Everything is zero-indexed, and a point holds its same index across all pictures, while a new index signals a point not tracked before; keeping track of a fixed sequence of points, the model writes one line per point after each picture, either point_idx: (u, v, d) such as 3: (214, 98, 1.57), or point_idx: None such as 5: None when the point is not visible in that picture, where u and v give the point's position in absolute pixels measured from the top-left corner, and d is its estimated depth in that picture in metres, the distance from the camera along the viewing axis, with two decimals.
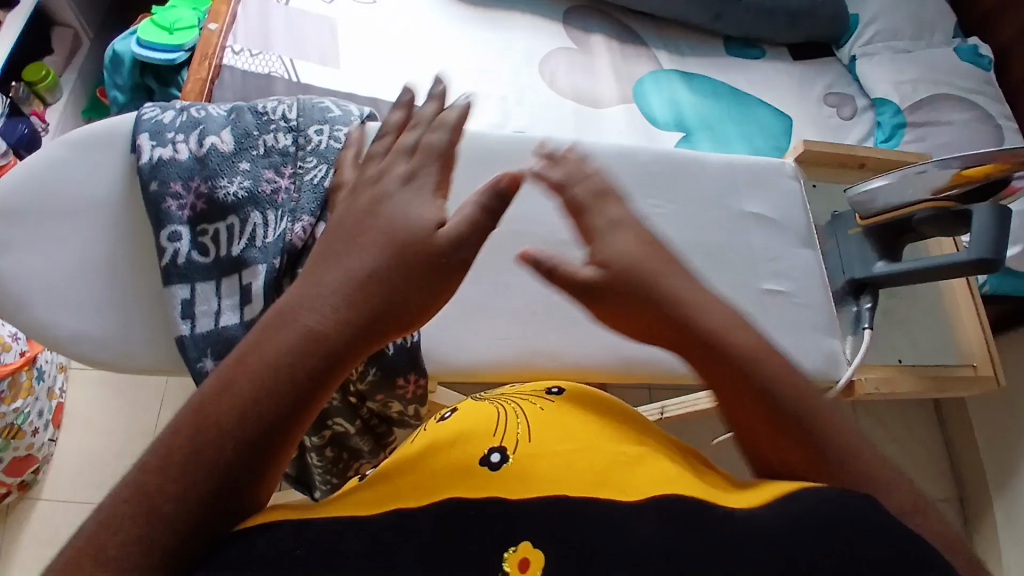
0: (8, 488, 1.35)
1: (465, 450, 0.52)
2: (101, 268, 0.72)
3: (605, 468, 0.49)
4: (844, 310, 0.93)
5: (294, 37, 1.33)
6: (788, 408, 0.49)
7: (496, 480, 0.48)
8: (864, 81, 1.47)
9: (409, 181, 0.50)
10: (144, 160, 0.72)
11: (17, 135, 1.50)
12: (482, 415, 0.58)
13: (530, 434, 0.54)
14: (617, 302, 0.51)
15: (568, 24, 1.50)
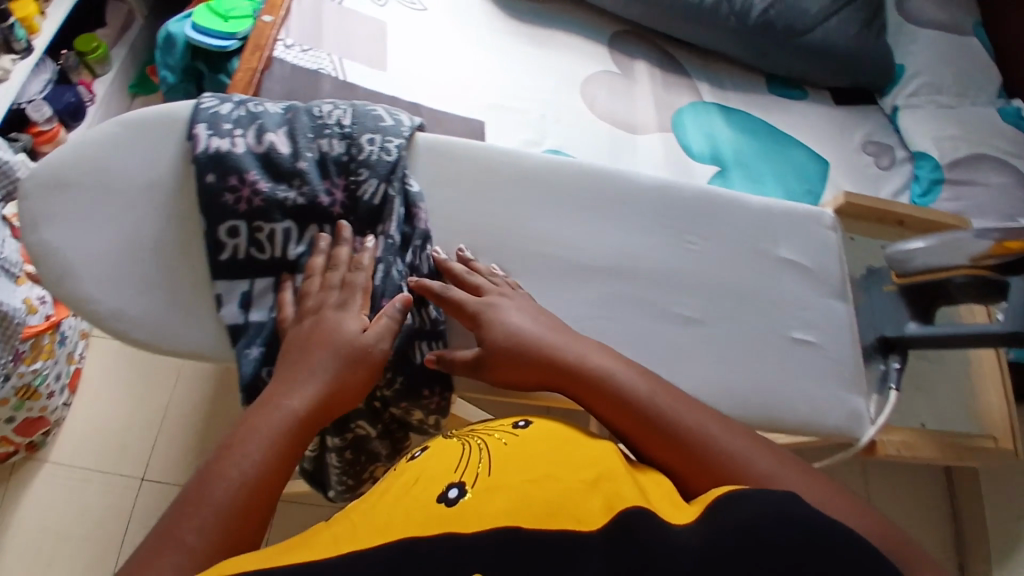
0: (17, 447, 1.37)
1: (427, 488, 0.57)
2: (142, 250, 0.73)
3: (555, 497, 0.54)
4: (871, 368, 0.94)
5: (344, 37, 1.35)
6: (687, 437, 0.63)
7: (451, 514, 0.52)
8: (905, 133, 1.46)
9: (341, 305, 0.70)
10: (201, 149, 0.73)
11: (62, 104, 1.54)
12: (447, 455, 0.63)
13: (490, 470, 0.58)
14: (503, 364, 0.72)
15: (612, 48, 1.51)
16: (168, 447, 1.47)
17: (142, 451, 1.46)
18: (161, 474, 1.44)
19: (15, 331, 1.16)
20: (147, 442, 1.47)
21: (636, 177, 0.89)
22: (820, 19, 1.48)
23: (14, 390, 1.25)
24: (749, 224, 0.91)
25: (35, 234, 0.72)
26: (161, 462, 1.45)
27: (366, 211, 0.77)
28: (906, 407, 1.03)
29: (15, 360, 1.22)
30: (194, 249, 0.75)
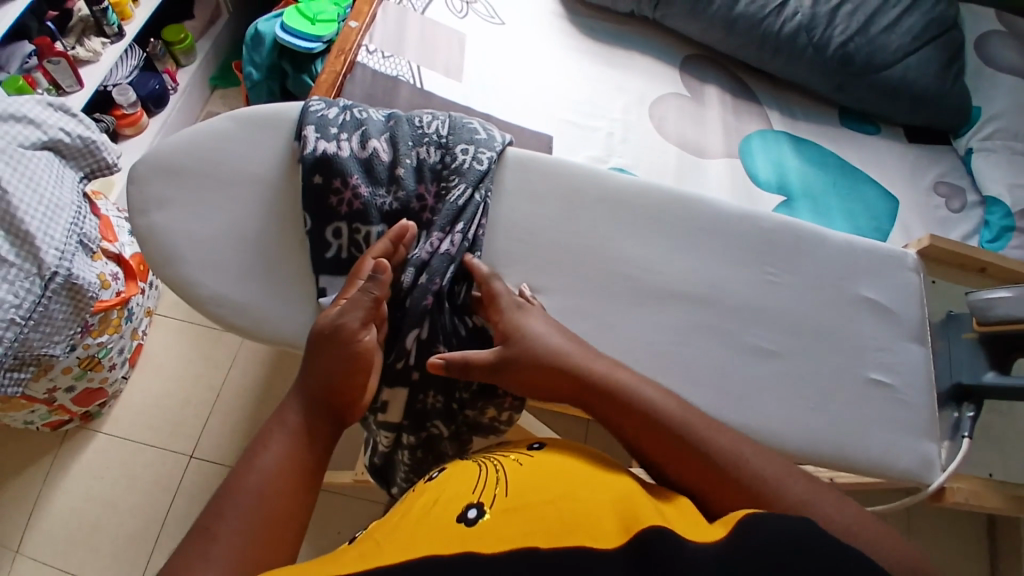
0: (72, 416, 1.45)
1: (447, 508, 0.60)
2: (243, 238, 0.78)
3: (568, 519, 0.56)
4: (944, 415, 0.91)
5: (424, 46, 1.40)
6: (721, 465, 0.65)
7: (469, 532, 0.56)
8: (977, 177, 1.43)
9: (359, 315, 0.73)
10: (309, 150, 0.77)
11: (148, 89, 1.61)
12: (465, 477, 0.67)
13: (507, 492, 0.62)
14: (520, 366, 0.74)
15: (683, 71, 1.52)
16: (221, 427, 1.52)
17: (194, 428, 1.52)
18: (210, 453, 1.50)
19: (84, 303, 1.21)
20: (200, 419, 1.53)
21: (716, 203, 0.90)
22: (899, 55, 1.46)
23: (76, 359, 1.31)
24: (829, 260, 0.90)
25: (146, 217, 0.78)
26: (211, 441, 1.51)
27: (456, 218, 0.80)
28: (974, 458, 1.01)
29: (82, 332, 1.27)
30: (290, 245, 0.79)
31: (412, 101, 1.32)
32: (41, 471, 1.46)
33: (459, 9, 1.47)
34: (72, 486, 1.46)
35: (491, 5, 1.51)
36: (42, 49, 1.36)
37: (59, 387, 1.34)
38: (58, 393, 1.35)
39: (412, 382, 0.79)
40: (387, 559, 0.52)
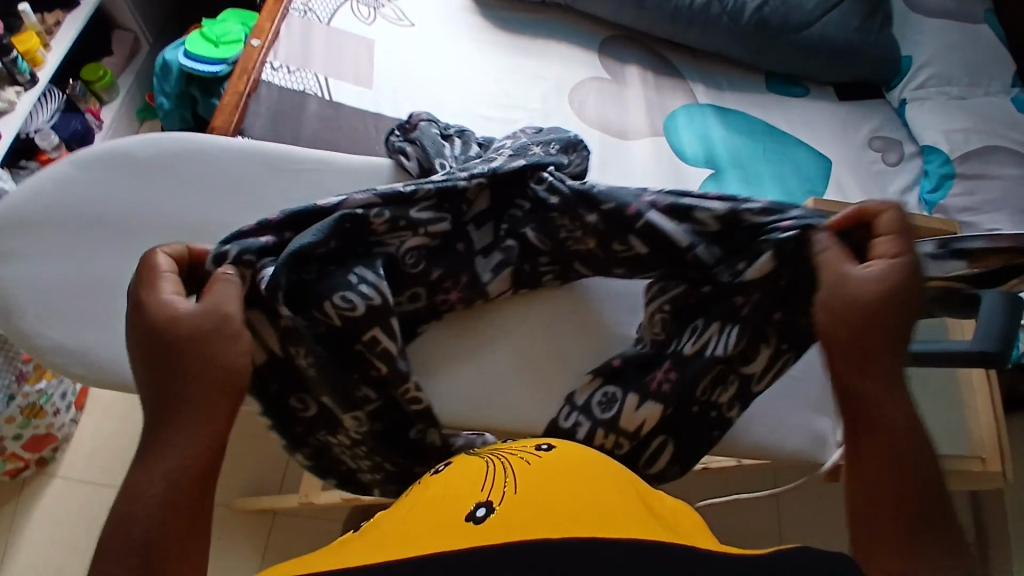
0: (26, 463, 1.35)
1: (456, 507, 0.57)
2: (98, 284, 0.68)
3: (578, 525, 0.53)
4: (837, 387, 0.83)
5: (330, 56, 1.37)
6: (911, 478, 0.56)
7: (474, 532, 0.53)
8: (912, 126, 1.39)
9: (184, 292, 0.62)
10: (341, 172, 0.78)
11: (70, 130, 1.54)
12: (472, 472, 0.62)
13: (516, 487, 0.58)
14: (851, 305, 0.61)
15: (602, 53, 1.48)
16: None
17: None
18: None
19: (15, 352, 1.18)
20: None
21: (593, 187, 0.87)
22: (818, 13, 1.42)
23: (19, 408, 1.23)
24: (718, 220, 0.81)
25: None
26: None
27: (574, 212, 0.78)
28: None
29: (17, 380, 1.20)
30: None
31: (323, 114, 1.30)
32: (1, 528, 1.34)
33: (365, 15, 1.44)
34: (26, 545, 1.34)
35: (399, 9, 1.47)
36: None
37: (7, 437, 1.26)
38: (7, 442, 1.26)
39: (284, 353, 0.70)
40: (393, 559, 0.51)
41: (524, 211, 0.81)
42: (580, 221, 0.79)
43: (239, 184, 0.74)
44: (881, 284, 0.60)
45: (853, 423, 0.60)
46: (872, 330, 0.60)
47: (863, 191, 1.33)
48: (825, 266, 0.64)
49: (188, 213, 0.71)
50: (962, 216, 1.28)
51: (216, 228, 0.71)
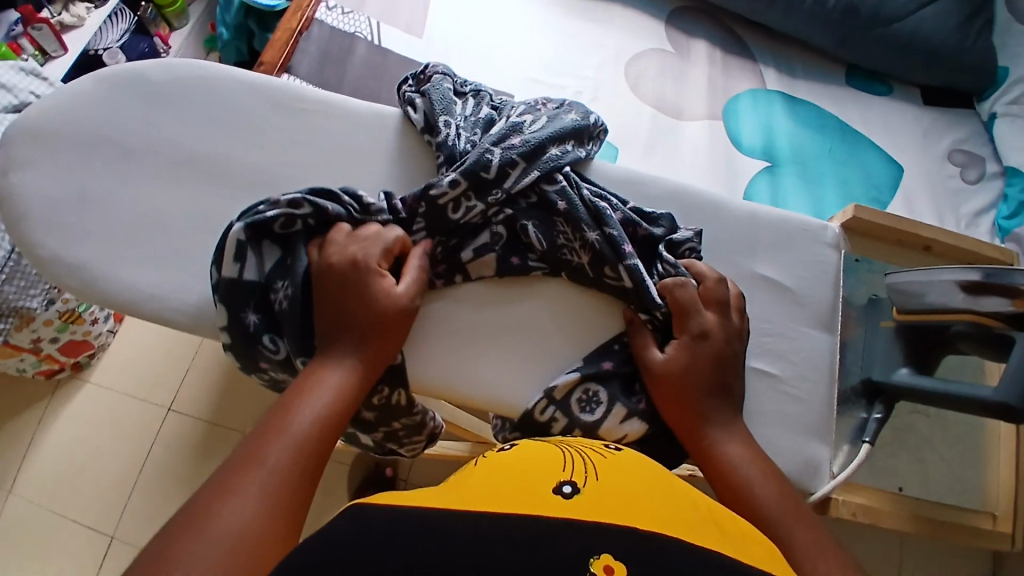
0: (61, 365, 1.43)
1: (533, 480, 0.47)
2: (87, 204, 0.68)
3: (684, 522, 0.44)
4: (848, 415, 0.71)
5: (386, 2, 1.34)
6: (764, 509, 0.53)
7: (568, 506, 0.43)
8: (999, 144, 1.24)
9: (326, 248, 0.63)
10: (341, 135, 0.70)
11: (137, 52, 1.59)
12: (541, 453, 0.52)
13: (599, 474, 0.49)
14: (670, 385, 0.60)
15: (670, 24, 1.39)
16: (200, 378, 1.49)
17: (173, 382, 1.49)
18: (188, 406, 1.47)
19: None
20: (179, 372, 1.50)
21: (590, 170, 0.70)
22: (915, 5, 1.28)
23: (56, 313, 1.27)
24: (729, 232, 0.68)
25: (6, 178, 0.69)
26: (189, 395, 1.48)
27: (575, 217, 0.65)
28: (883, 466, 0.94)
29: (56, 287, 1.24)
30: (148, 201, 0.68)
31: (370, 61, 1.28)
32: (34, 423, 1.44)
33: None
34: (54, 442, 1.43)
35: None
36: (26, 16, 1.36)
37: (43, 339, 1.30)
38: (43, 343, 1.32)
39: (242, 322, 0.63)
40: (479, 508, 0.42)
41: (530, 207, 0.67)
42: (580, 234, 0.65)
43: (233, 116, 0.71)
44: (678, 360, 0.61)
45: (718, 484, 0.57)
46: (691, 401, 0.60)
47: (931, 207, 1.21)
48: (635, 348, 0.64)
49: (183, 139, 0.70)
50: None
51: (210, 157, 0.69)
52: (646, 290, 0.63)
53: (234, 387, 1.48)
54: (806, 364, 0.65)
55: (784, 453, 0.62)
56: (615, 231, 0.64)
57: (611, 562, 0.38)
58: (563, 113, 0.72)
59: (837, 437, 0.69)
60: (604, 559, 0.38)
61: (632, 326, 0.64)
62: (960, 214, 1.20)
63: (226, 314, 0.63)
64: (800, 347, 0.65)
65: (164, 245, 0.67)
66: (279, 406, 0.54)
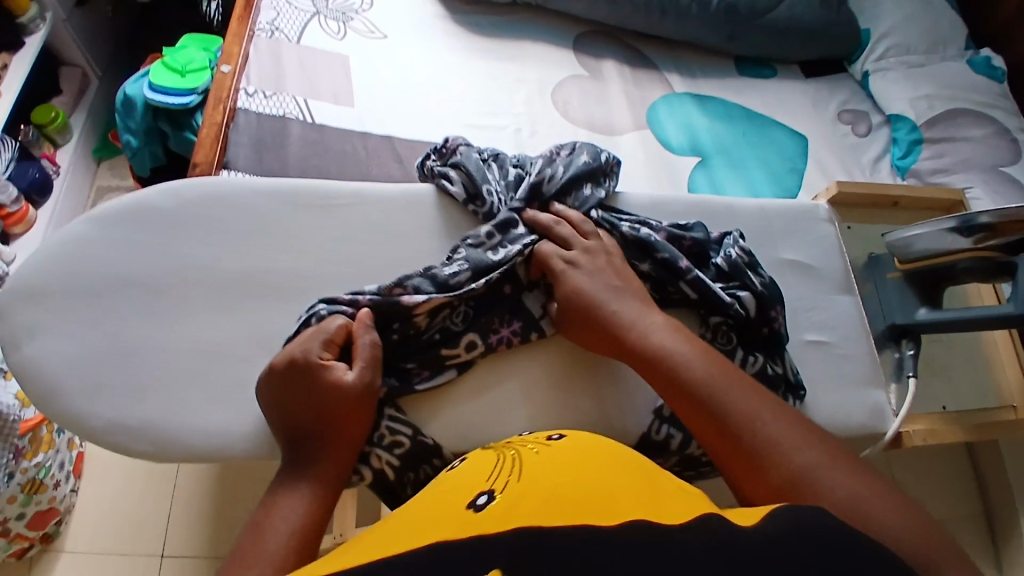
0: (30, 541, 1.23)
1: (457, 498, 0.50)
2: (127, 353, 0.63)
3: (578, 501, 0.46)
4: (885, 356, 0.83)
5: (306, 76, 1.31)
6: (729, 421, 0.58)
7: (474, 515, 0.46)
8: (879, 98, 1.46)
9: (326, 345, 0.62)
10: (378, 218, 0.73)
11: (28, 180, 1.44)
12: (479, 468, 0.56)
13: (521, 474, 0.52)
14: (579, 318, 0.67)
15: (578, 51, 1.49)
16: (187, 512, 1.34)
17: (157, 526, 1.33)
18: (181, 548, 1.31)
19: (10, 429, 1.07)
20: (161, 512, 1.34)
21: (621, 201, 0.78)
22: None
23: (19, 486, 1.12)
24: (752, 227, 0.77)
25: (17, 349, 0.63)
26: (180, 535, 1.32)
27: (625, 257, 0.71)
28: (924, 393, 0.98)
29: (15, 457, 1.10)
30: (205, 333, 0.65)
31: (306, 139, 1.24)
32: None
33: (336, 30, 1.40)
34: None
35: (369, 21, 1.44)
36: None
37: (9, 519, 1.14)
38: (10, 522, 1.15)
39: None
40: (389, 544, 0.44)
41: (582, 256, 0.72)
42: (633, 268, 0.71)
43: (263, 224, 0.70)
44: (579, 291, 0.67)
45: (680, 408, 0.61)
46: (617, 338, 0.65)
47: (841, 164, 1.39)
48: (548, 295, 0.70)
49: (221, 261, 0.68)
50: (935, 177, 1.36)
51: (257, 275, 0.68)
52: (714, 295, 0.68)
53: (233, 508, 1.35)
54: (849, 322, 0.75)
55: (859, 400, 0.71)
56: (666, 254, 0.70)
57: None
58: (577, 153, 0.78)
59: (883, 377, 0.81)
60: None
61: (712, 331, 0.68)
62: (868, 162, 1.39)
63: None
64: (837, 311, 0.75)
65: (233, 374, 0.65)
66: (254, 523, 0.54)
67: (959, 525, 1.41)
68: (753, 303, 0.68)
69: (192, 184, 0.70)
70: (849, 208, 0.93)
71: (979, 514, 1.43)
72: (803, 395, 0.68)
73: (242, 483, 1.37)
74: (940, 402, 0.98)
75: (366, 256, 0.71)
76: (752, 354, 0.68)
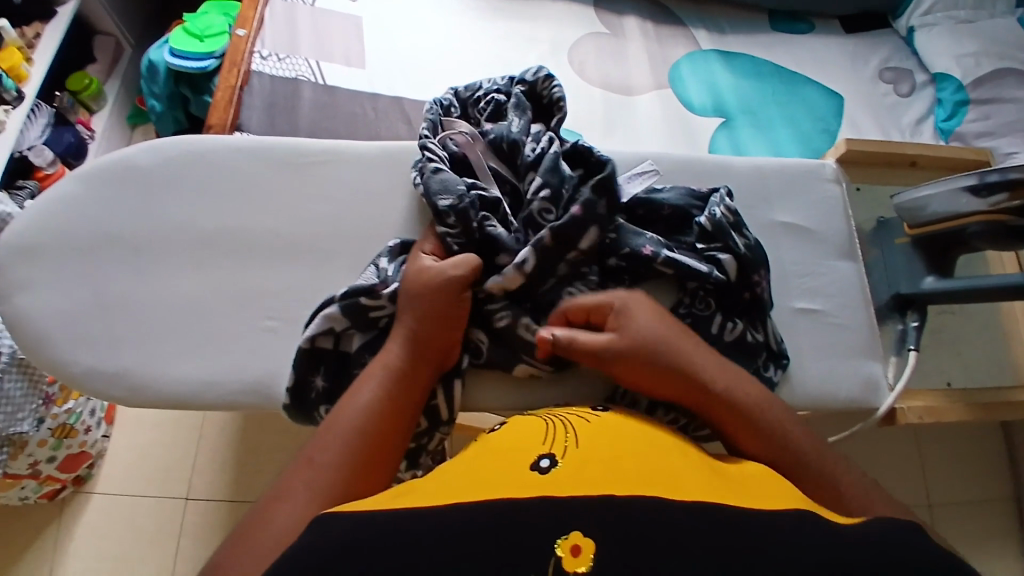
0: (63, 484, 1.26)
1: (518, 458, 0.50)
2: (108, 306, 0.67)
3: (647, 479, 0.47)
4: (888, 329, 0.81)
5: (319, 38, 1.29)
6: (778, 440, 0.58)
7: (543, 482, 0.47)
8: (923, 54, 1.35)
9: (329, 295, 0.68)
10: (365, 174, 0.75)
11: (63, 144, 1.48)
12: (531, 427, 0.55)
13: (580, 440, 0.52)
14: (632, 361, 0.61)
15: (598, 7, 1.43)
16: (211, 461, 1.34)
17: (184, 470, 1.34)
18: (207, 492, 1.32)
19: (37, 376, 1.07)
20: (187, 460, 1.35)
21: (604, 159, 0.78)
22: None
23: (49, 431, 1.14)
24: (746, 186, 0.76)
25: (8, 302, 0.66)
26: (204, 479, 1.33)
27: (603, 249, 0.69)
28: (927, 366, 0.92)
29: (45, 404, 1.10)
30: (183, 290, 0.68)
31: (318, 101, 1.21)
32: (49, 561, 1.26)
33: None
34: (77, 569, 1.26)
35: None
36: None
37: (40, 461, 1.16)
38: (41, 465, 1.17)
39: (320, 390, 0.67)
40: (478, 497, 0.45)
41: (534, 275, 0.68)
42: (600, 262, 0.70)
43: (247, 184, 0.73)
44: (633, 336, 0.61)
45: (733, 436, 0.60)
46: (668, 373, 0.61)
47: (877, 126, 1.29)
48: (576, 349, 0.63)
49: (198, 219, 0.71)
50: (980, 141, 1.25)
51: (233, 232, 0.71)
52: (688, 265, 0.66)
53: (252, 458, 1.34)
54: (837, 290, 0.73)
55: (841, 369, 0.70)
56: (630, 245, 0.68)
57: (583, 538, 0.41)
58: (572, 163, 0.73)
59: (884, 351, 0.79)
60: (572, 538, 0.41)
61: (692, 296, 0.67)
62: (905, 124, 1.29)
63: (294, 381, 0.66)
64: (835, 277, 0.74)
65: (206, 328, 0.68)
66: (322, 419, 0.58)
67: (994, 508, 1.33)
68: (735, 266, 0.67)
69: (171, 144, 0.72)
70: (859, 168, 0.88)
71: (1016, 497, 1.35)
72: (786, 365, 0.68)
73: (266, 435, 1.36)
74: (945, 376, 0.92)
75: (341, 211, 0.74)
76: (732, 320, 0.67)
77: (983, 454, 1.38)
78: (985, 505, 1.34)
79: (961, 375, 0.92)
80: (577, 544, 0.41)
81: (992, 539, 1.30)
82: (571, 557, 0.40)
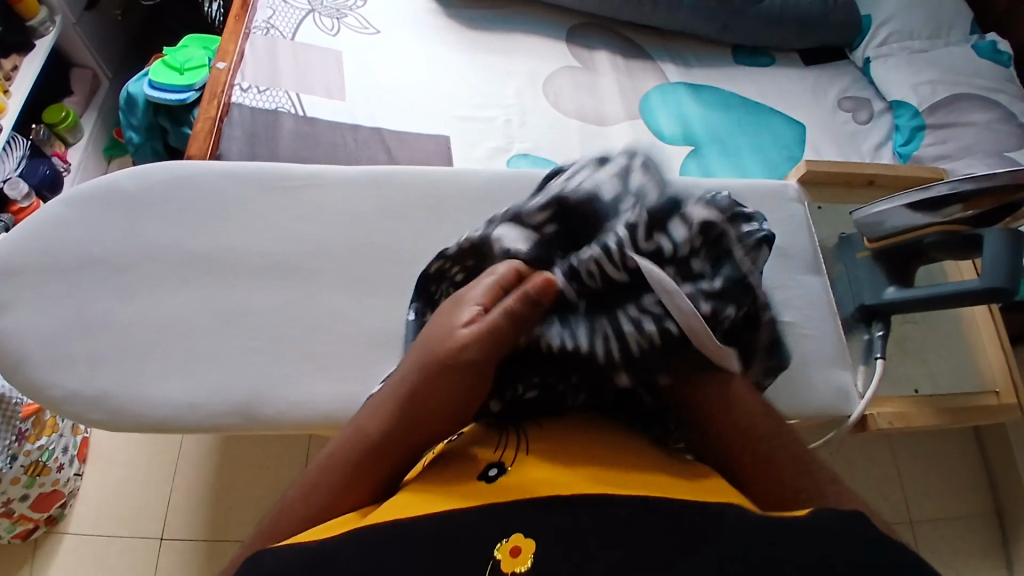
0: (34, 523, 1.21)
1: (463, 467, 0.48)
2: (90, 330, 0.69)
3: (593, 476, 0.45)
4: (855, 339, 0.86)
5: (300, 71, 1.30)
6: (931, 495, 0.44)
7: (489, 490, 0.44)
8: (879, 84, 1.44)
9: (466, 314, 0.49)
10: (355, 200, 0.79)
11: (39, 177, 1.47)
12: (480, 435, 0.53)
13: (530, 447, 0.50)
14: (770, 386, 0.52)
15: (570, 42, 1.49)
16: (186, 498, 1.31)
17: (158, 509, 1.29)
18: (182, 531, 1.28)
19: (12, 411, 1.03)
20: (162, 496, 1.31)
21: None
22: None
23: (22, 468, 1.10)
24: None
25: None
26: (181, 517, 1.29)
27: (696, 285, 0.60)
28: (898, 374, 0.96)
29: (18, 440, 1.07)
30: (166, 310, 0.71)
31: (298, 131, 1.22)
32: None
33: (329, 26, 1.39)
34: None
35: (362, 16, 1.43)
36: None
37: (13, 499, 1.12)
38: (12, 504, 1.13)
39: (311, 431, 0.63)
40: (420, 505, 0.43)
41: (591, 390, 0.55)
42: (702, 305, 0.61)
43: (234, 208, 0.76)
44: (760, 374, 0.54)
45: None
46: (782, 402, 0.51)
47: (839, 152, 1.36)
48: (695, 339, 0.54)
49: (177, 242, 0.74)
50: (936, 164, 1.31)
51: (219, 254, 0.74)
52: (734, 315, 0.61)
53: (227, 495, 1.31)
54: (802, 302, 0.78)
55: (804, 379, 0.73)
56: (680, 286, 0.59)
57: (524, 540, 0.40)
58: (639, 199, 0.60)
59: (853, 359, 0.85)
60: (512, 540, 0.40)
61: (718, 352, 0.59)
62: (866, 150, 1.36)
63: None
64: (803, 290, 0.78)
65: (192, 348, 0.70)
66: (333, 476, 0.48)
67: (969, 521, 1.36)
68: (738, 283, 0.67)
69: (145, 171, 0.76)
70: (820, 187, 0.94)
71: (990, 510, 1.38)
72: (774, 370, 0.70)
73: (246, 470, 1.33)
74: (914, 384, 0.95)
75: (328, 233, 0.77)
76: None
77: (955, 469, 1.41)
78: (959, 519, 1.36)
79: (930, 383, 0.96)
80: (518, 546, 0.39)
81: (967, 550, 1.32)
82: (511, 559, 0.39)
